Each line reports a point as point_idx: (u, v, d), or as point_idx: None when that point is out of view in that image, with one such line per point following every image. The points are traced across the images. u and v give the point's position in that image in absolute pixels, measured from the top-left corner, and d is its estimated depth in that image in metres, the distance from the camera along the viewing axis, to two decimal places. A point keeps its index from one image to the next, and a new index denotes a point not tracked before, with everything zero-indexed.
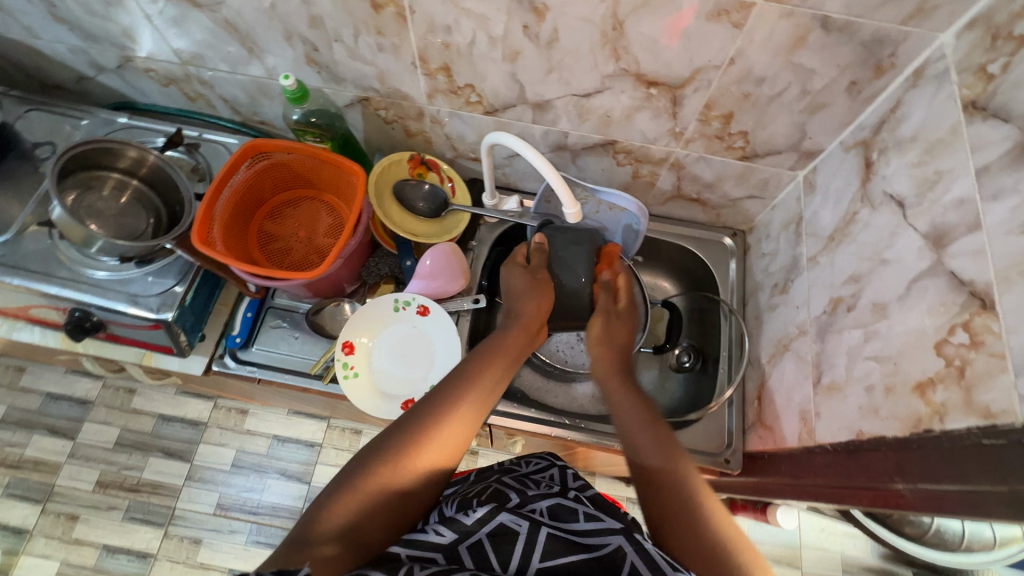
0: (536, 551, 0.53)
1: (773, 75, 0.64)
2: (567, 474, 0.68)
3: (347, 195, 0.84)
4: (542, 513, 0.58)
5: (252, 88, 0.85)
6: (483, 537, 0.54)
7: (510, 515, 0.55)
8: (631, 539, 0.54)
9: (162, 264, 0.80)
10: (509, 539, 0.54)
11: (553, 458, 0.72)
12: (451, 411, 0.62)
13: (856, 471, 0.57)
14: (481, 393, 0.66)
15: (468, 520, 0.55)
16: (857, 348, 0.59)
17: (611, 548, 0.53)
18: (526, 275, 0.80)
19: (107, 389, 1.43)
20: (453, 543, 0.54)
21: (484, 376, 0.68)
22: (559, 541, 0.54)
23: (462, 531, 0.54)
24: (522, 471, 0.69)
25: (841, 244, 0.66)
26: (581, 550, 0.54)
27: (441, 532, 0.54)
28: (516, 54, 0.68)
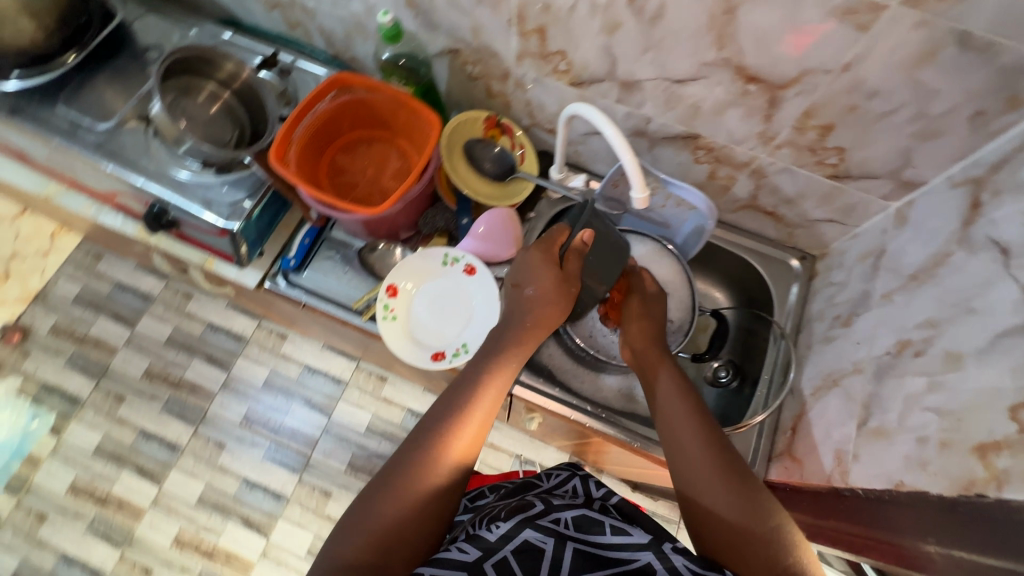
0: (563, 566, 0.52)
1: (888, 90, 0.59)
2: (589, 483, 0.67)
3: (419, 143, 0.85)
4: (566, 524, 0.57)
5: (349, 23, 0.87)
6: (507, 553, 0.52)
7: (534, 531, 0.54)
8: (660, 554, 0.52)
9: (237, 176, 0.83)
10: (535, 558, 0.52)
11: (574, 468, 0.72)
12: (468, 412, 0.63)
13: (888, 523, 0.54)
14: (496, 389, 0.66)
15: (492, 537, 0.54)
16: (917, 397, 0.54)
17: (640, 564, 0.52)
18: (554, 277, 0.70)
19: (167, 289, 1.54)
20: (478, 560, 0.51)
21: (491, 379, 0.66)
22: (583, 556, 0.53)
23: (487, 548, 0.52)
24: (544, 487, 0.69)
25: (923, 286, 0.61)
26: (609, 566, 0.52)
27: (464, 550, 0.52)
28: (615, 26, 0.66)
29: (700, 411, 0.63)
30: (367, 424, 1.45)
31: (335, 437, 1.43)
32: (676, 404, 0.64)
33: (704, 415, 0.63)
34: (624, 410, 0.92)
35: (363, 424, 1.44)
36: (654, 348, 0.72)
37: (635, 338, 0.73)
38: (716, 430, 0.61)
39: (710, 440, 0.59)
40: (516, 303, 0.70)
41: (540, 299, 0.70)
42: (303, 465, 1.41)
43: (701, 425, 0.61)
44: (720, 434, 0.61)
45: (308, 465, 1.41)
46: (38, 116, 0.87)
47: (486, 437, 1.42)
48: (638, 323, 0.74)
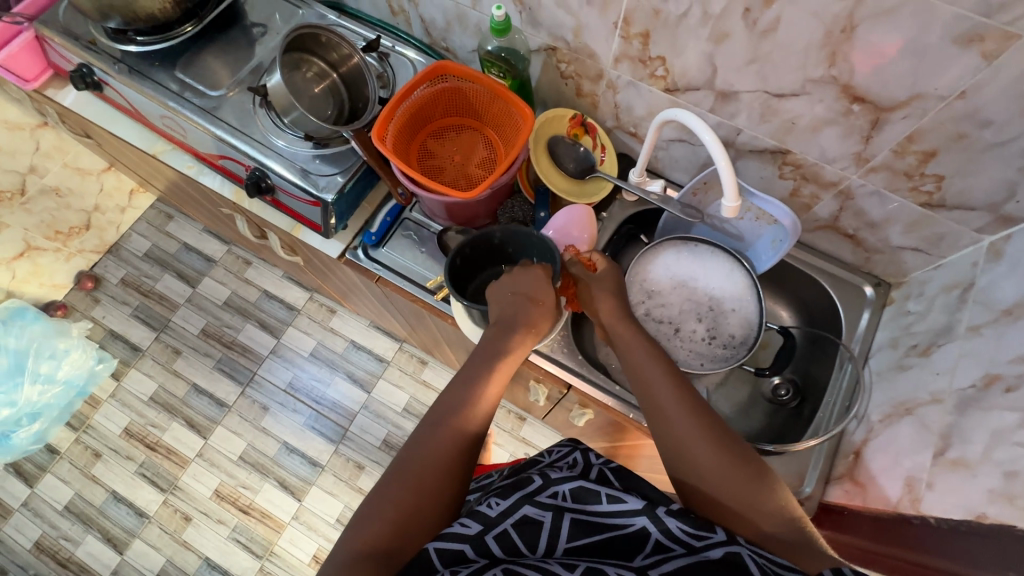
0: (561, 536, 0.55)
1: (1003, 120, 0.58)
2: (590, 456, 0.66)
3: (508, 134, 0.88)
4: (564, 495, 0.58)
5: (451, 14, 0.90)
6: (508, 527, 0.55)
7: (533, 506, 0.56)
8: (654, 517, 0.54)
9: (333, 151, 0.88)
10: (535, 529, 0.55)
11: (574, 442, 0.70)
12: (474, 397, 0.66)
13: (960, 555, 0.54)
14: (500, 368, 0.69)
15: (492, 512, 0.56)
16: (1005, 431, 0.54)
17: (635, 528, 0.54)
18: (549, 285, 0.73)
19: (230, 255, 1.62)
20: (479, 533, 0.55)
21: (488, 367, 0.68)
22: (580, 527, 0.55)
23: (487, 522, 0.55)
24: (546, 462, 0.68)
25: (1018, 321, 0.60)
26: (604, 531, 0.55)
27: (467, 524, 0.55)
28: (724, 36, 0.67)
29: (673, 370, 0.64)
30: (404, 404, 1.49)
31: (374, 414, 1.48)
32: (653, 363, 0.65)
33: (678, 372, 0.64)
34: None
35: (400, 405, 1.48)
36: (623, 319, 0.71)
37: (607, 310, 0.73)
38: (691, 386, 0.63)
39: (687, 399, 0.61)
40: (516, 307, 0.72)
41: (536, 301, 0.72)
42: (340, 436, 1.46)
43: (675, 385, 0.62)
44: (693, 390, 0.62)
45: (345, 436, 1.45)
46: (155, 79, 0.93)
47: (519, 432, 1.45)
48: (610, 296, 0.74)
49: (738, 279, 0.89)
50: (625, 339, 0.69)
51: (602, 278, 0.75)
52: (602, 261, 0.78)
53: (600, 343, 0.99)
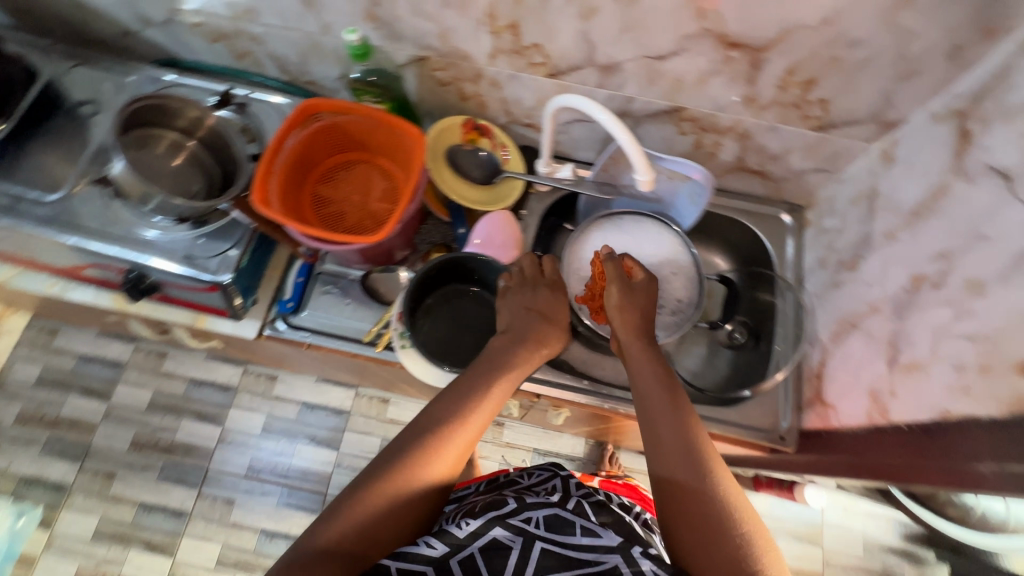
0: (529, 563, 0.53)
1: (869, 37, 0.60)
2: (569, 483, 0.65)
3: (403, 159, 0.82)
4: (537, 522, 0.57)
5: (303, 45, 0.83)
6: (474, 551, 0.53)
7: (504, 529, 0.56)
8: (628, 557, 0.52)
9: (216, 226, 0.78)
10: (502, 554, 0.53)
11: (556, 469, 0.71)
12: (463, 415, 0.63)
13: (937, 452, 0.56)
14: (492, 393, 0.66)
15: (461, 532, 0.55)
16: (946, 327, 0.57)
17: (608, 566, 0.52)
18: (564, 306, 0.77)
19: (138, 353, 1.45)
20: (444, 556, 0.53)
21: (480, 389, 0.65)
22: (552, 558, 0.53)
23: (455, 544, 0.54)
24: (525, 484, 0.70)
25: (926, 219, 0.63)
26: (575, 566, 0.52)
27: (433, 545, 0.53)
28: (592, 11, 0.65)
29: (680, 398, 0.64)
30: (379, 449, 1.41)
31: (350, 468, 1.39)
32: (660, 386, 0.65)
33: (682, 401, 0.64)
34: None
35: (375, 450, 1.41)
36: (638, 339, 0.71)
37: (625, 318, 0.72)
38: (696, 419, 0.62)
39: (687, 426, 0.61)
40: (528, 322, 0.73)
41: (541, 317, 0.74)
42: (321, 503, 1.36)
43: (677, 411, 0.62)
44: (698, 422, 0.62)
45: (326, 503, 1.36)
46: None
47: (501, 438, 1.41)
48: (640, 309, 0.73)
49: (669, 240, 0.89)
50: (635, 358, 0.70)
51: (637, 287, 0.74)
52: (638, 268, 0.75)
53: None
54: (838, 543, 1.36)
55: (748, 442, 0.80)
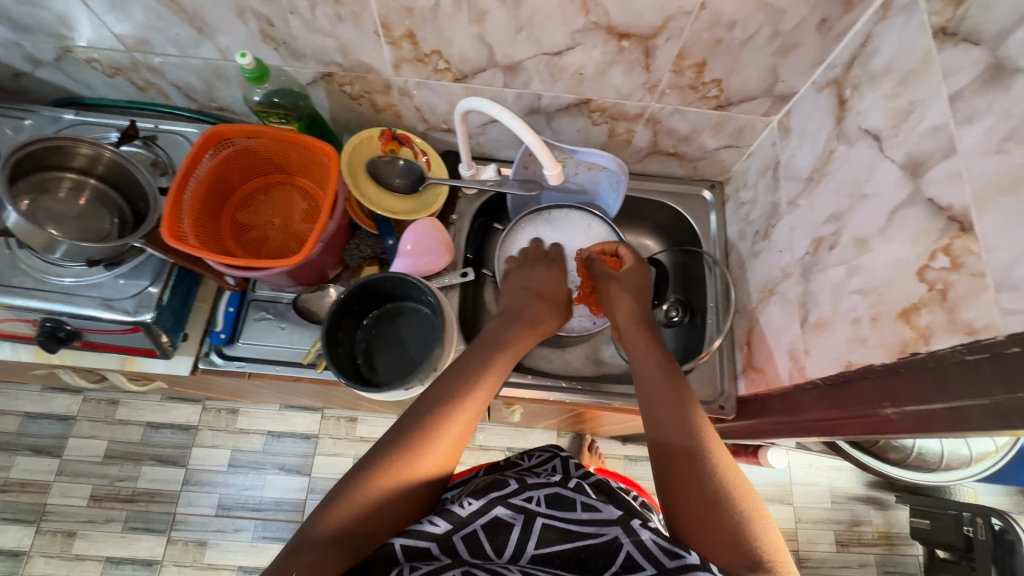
0: (531, 538, 0.58)
1: (745, 18, 0.63)
2: (568, 464, 0.71)
3: (320, 177, 0.82)
4: (538, 501, 0.61)
5: (205, 71, 0.81)
6: (477, 528, 0.57)
7: (505, 508, 0.59)
8: (628, 528, 0.57)
9: (133, 265, 0.76)
10: (504, 531, 0.58)
11: (556, 450, 0.74)
12: (463, 401, 0.63)
13: (848, 402, 0.59)
14: (491, 380, 0.67)
15: (463, 512, 0.58)
16: (842, 284, 0.60)
17: (608, 538, 0.57)
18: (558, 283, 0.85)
19: (89, 403, 1.39)
20: (448, 533, 0.56)
21: (481, 377, 0.67)
22: (553, 531, 0.59)
23: (457, 522, 0.56)
24: (526, 466, 0.72)
25: (819, 184, 0.66)
26: (576, 539, 0.58)
27: (436, 523, 0.56)
28: (482, 14, 0.66)
29: (678, 380, 0.69)
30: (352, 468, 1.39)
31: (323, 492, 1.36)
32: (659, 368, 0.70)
33: (681, 382, 0.68)
34: (597, 376, 0.94)
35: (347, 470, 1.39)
36: (640, 323, 0.79)
37: (620, 309, 0.81)
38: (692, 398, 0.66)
39: (687, 401, 0.65)
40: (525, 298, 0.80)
41: (541, 300, 0.82)
42: None
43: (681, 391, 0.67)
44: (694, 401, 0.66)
45: None
46: None
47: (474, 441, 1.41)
48: (630, 297, 0.82)
49: (599, 229, 0.92)
50: (635, 346, 0.76)
51: (624, 280, 0.84)
52: (629, 254, 0.87)
53: None
54: (806, 499, 1.42)
55: None
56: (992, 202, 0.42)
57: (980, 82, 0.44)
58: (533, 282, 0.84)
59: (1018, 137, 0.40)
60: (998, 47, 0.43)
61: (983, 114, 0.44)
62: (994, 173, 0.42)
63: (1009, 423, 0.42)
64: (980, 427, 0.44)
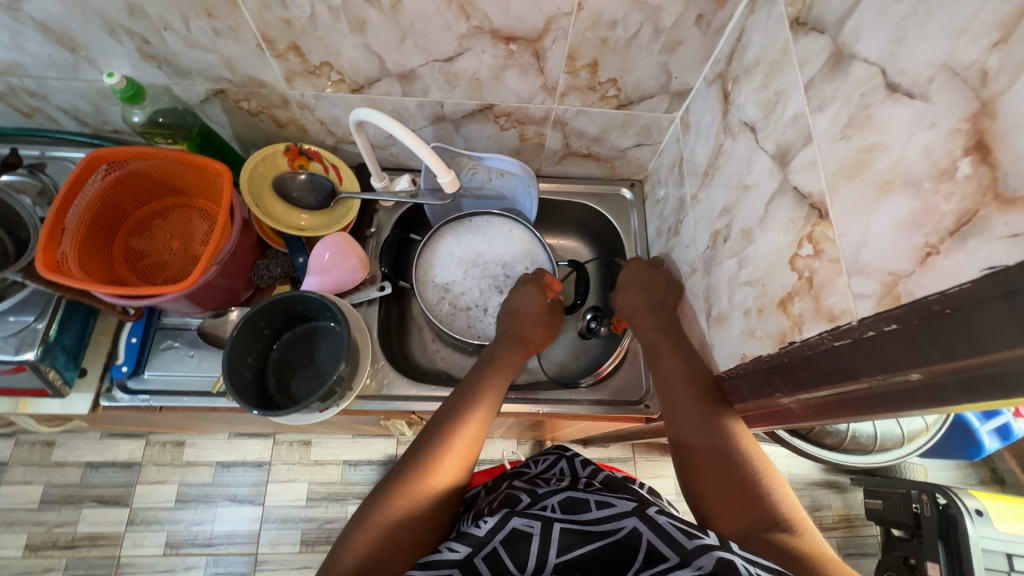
0: (551, 547, 0.51)
1: (624, 17, 0.63)
2: (575, 463, 0.69)
3: (219, 197, 0.79)
4: (553, 508, 0.56)
5: (91, 93, 0.78)
6: (497, 545, 0.52)
7: (521, 518, 0.53)
8: (644, 516, 0.51)
9: (16, 300, 0.72)
10: (525, 543, 0.52)
11: (560, 450, 0.74)
12: (463, 420, 0.66)
13: (744, 394, 0.59)
14: (493, 392, 0.71)
15: (480, 531, 0.53)
16: (735, 276, 0.60)
17: (626, 531, 0.51)
18: (536, 295, 0.83)
19: (21, 447, 1.29)
20: (468, 556, 0.51)
21: (480, 395, 0.70)
22: (573, 533, 0.52)
23: (476, 543, 0.52)
24: (532, 472, 0.70)
25: (714, 178, 0.67)
26: (597, 539, 0.51)
27: (455, 548, 0.52)
28: (362, 23, 0.64)
29: (693, 361, 0.67)
30: (307, 494, 1.32)
31: (278, 521, 1.29)
32: (673, 355, 0.68)
33: (697, 364, 0.67)
34: (530, 383, 0.93)
35: (303, 496, 1.32)
36: (649, 313, 0.75)
37: (628, 302, 0.78)
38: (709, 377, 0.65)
39: (699, 385, 0.64)
40: (509, 323, 0.81)
41: (536, 327, 0.81)
42: (252, 564, 1.26)
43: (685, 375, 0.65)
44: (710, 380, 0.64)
45: (257, 563, 1.26)
46: None
47: None
48: (636, 291, 0.78)
49: (520, 235, 0.91)
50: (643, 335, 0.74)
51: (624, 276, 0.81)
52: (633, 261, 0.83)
53: (433, 351, 0.94)
54: None
55: (619, 417, 0.84)
56: (841, 188, 0.42)
57: (827, 69, 0.45)
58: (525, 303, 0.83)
59: (857, 123, 0.41)
60: (838, 34, 0.43)
61: (831, 101, 0.44)
62: (843, 158, 0.42)
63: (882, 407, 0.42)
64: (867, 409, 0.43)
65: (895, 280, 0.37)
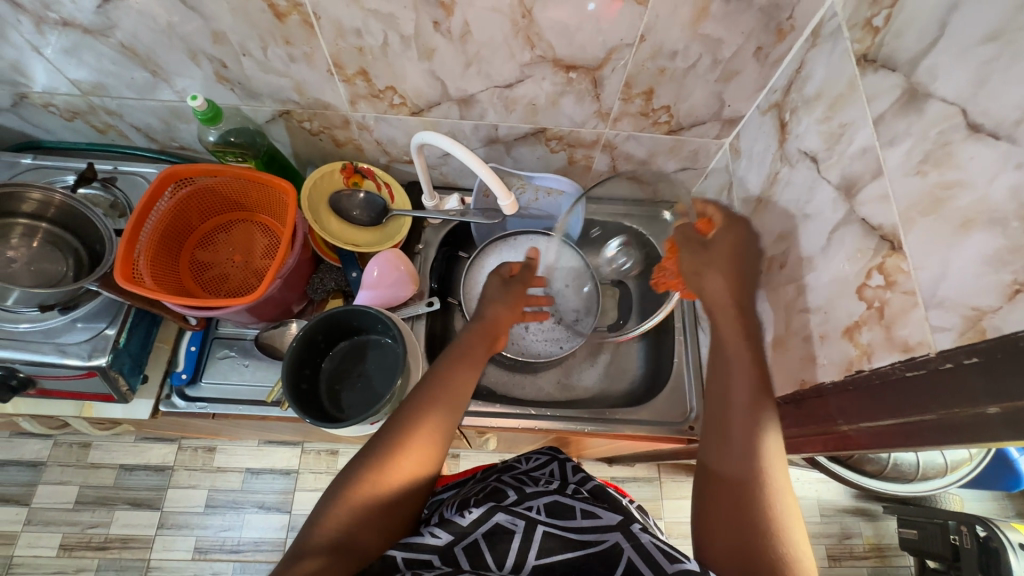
0: (533, 547, 0.51)
1: (684, 48, 0.65)
2: (567, 467, 0.66)
3: (281, 213, 0.82)
4: (539, 509, 0.55)
5: (164, 112, 0.82)
6: (478, 537, 0.51)
7: (505, 514, 0.53)
8: (628, 533, 0.51)
9: (89, 308, 0.75)
10: (506, 539, 0.51)
11: (553, 452, 0.71)
12: (439, 396, 0.62)
13: (805, 420, 0.59)
14: (463, 379, 0.64)
15: (464, 521, 0.53)
16: (791, 302, 0.61)
17: (609, 544, 0.50)
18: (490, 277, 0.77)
19: (59, 447, 1.30)
20: (449, 544, 0.51)
21: (459, 368, 0.65)
22: (556, 539, 0.52)
23: (458, 532, 0.52)
24: (522, 468, 0.68)
25: (768, 205, 0.68)
26: (577, 546, 0.51)
27: (437, 534, 0.52)
28: (431, 52, 0.67)
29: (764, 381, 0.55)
30: None
31: None
32: (745, 379, 0.55)
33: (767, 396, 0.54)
34: (569, 402, 0.93)
35: None
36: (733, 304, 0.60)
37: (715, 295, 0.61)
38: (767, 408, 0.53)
39: (754, 416, 0.53)
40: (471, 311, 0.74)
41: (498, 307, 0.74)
42: None
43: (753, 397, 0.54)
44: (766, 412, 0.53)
45: None
46: None
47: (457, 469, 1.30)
48: (724, 277, 0.62)
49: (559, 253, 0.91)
50: (722, 337, 0.59)
51: (715, 251, 0.64)
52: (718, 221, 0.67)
53: None
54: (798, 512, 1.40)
55: (662, 437, 0.84)
56: (917, 222, 0.43)
57: (898, 106, 0.46)
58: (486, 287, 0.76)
59: (933, 160, 0.42)
60: (912, 73, 0.45)
61: (904, 137, 0.45)
62: (917, 193, 0.43)
63: (950, 438, 0.42)
64: (930, 442, 0.43)
65: (980, 315, 0.38)
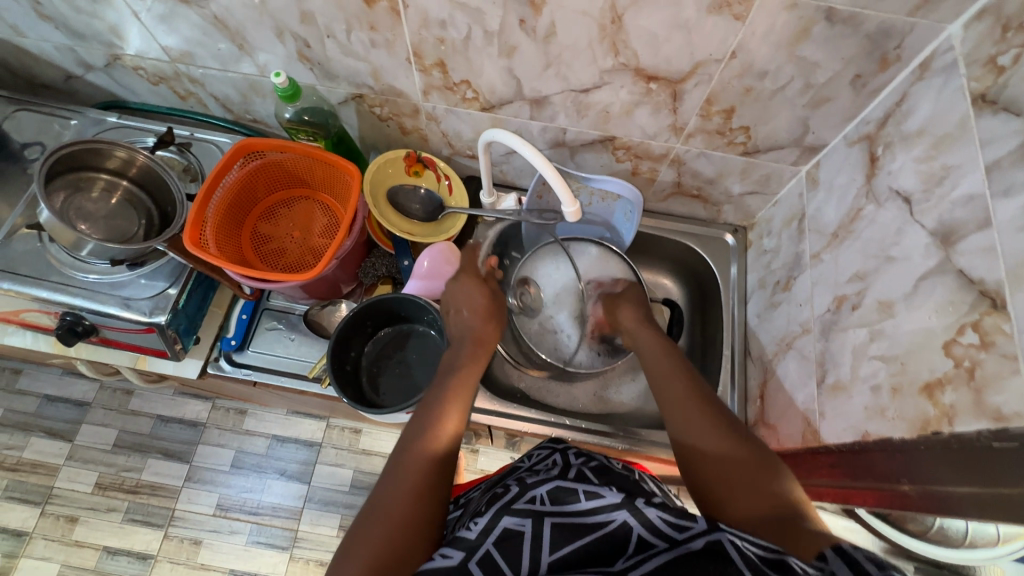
0: (544, 545, 0.47)
1: (775, 68, 0.62)
2: (568, 454, 0.63)
3: (343, 195, 0.83)
4: (542, 500, 0.52)
5: (243, 85, 0.84)
6: (490, 547, 0.48)
7: (512, 516, 0.50)
8: (633, 509, 0.48)
9: (154, 266, 0.77)
10: (517, 543, 0.48)
11: (554, 445, 0.67)
12: (438, 417, 0.61)
13: (862, 472, 0.55)
14: (459, 410, 0.63)
15: (473, 534, 0.49)
16: (861, 348, 0.58)
17: (616, 525, 0.47)
18: (473, 287, 0.78)
19: (104, 391, 1.37)
20: (462, 562, 0.47)
21: (456, 389, 0.65)
22: (563, 529, 0.48)
23: (469, 547, 0.48)
24: (525, 466, 0.65)
25: (845, 241, 0.64)
26: (585, 533, 0.47)
27: (447, 554, 0.48)
28: (512, 49, 0.66)
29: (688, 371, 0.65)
30: (351, 481, 1.33)
31: (321, 503, 1.31)
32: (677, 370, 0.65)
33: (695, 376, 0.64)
34: (603, 415, 0.91)
35: (347, 482, 1.33)
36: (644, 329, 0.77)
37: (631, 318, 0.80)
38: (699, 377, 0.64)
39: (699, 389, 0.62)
40: (458, 328, 0.74)
41: (480, 317, 0.75)
42: (292, 540, 1.28)
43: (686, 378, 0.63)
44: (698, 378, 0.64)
45: (296, 539, 1.28)
46: None
47: (475, 464, 1.28)
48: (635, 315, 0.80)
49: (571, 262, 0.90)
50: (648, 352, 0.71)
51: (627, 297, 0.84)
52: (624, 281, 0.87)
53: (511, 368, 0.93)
54: None
55: None
56: None
57: (1019, 154, 0.42)
58: (471, 300, 0.76)
59: None
60: None
61: (1021, 188, 0.42)
62: None
63: None
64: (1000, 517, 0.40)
65: None
